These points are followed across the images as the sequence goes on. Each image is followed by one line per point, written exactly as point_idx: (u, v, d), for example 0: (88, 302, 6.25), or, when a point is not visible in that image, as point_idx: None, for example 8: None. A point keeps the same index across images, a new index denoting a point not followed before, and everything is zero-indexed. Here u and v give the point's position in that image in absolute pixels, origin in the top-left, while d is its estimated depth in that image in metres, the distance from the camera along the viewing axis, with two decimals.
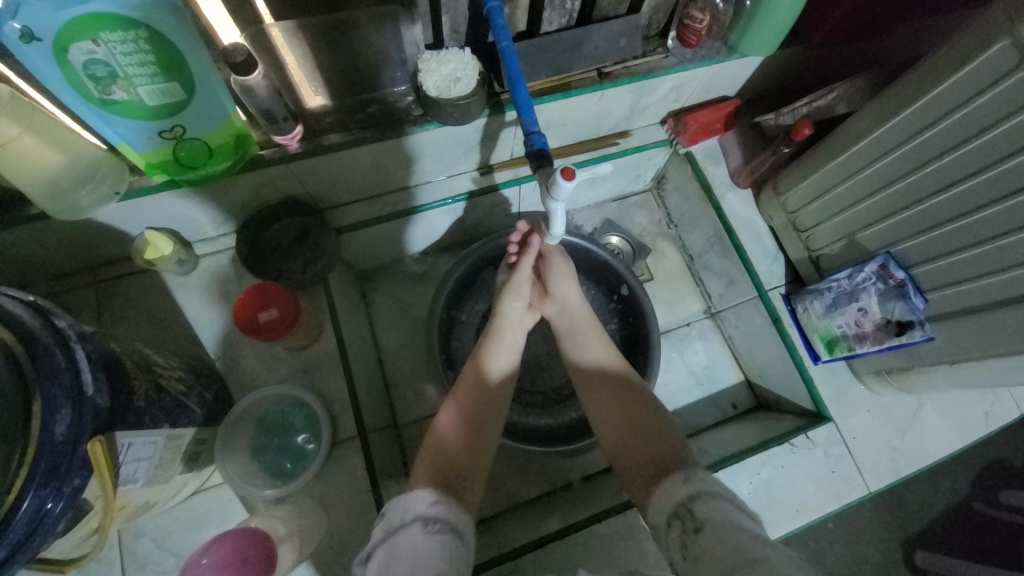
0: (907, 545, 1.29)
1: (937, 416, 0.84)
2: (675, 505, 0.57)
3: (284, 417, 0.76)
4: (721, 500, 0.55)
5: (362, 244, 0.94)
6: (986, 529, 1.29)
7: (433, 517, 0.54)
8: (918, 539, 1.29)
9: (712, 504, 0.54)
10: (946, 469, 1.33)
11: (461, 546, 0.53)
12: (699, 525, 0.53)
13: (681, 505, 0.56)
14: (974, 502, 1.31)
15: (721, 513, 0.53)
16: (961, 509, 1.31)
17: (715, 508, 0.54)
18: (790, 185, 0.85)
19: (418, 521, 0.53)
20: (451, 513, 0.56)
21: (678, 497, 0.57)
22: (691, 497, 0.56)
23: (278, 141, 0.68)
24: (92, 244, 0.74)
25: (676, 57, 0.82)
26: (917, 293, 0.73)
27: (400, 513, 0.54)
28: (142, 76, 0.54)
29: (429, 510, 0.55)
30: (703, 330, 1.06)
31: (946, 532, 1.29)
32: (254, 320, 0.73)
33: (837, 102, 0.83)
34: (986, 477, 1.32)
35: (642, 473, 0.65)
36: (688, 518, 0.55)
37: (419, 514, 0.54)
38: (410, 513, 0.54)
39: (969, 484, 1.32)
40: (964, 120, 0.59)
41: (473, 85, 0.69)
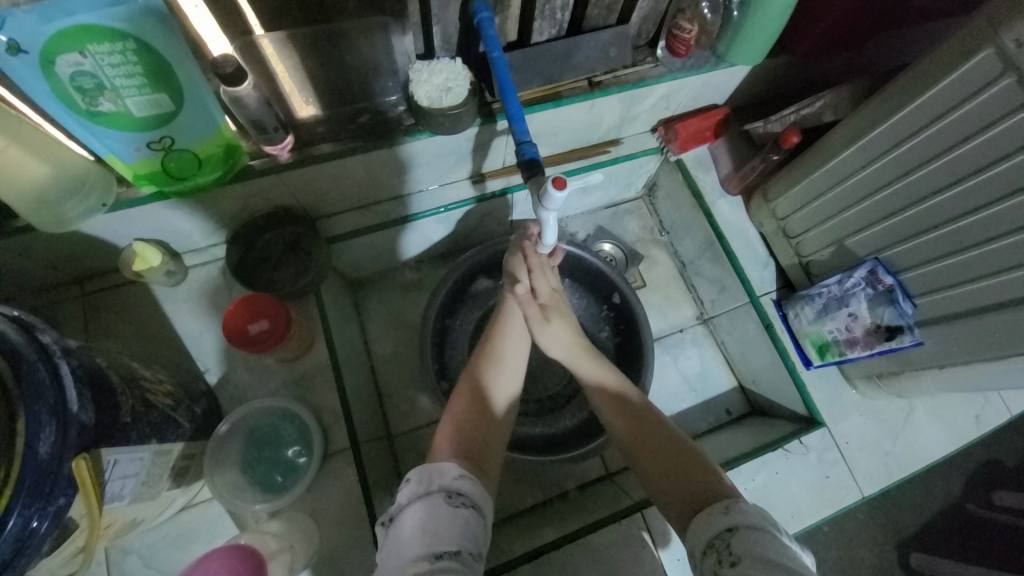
0: (902, 548, 1.29)
1: (929, 419, 0.84)
2: (710, 535, 0.51)
3: (275, 429, 0.75)
4: (762, 532, 0.49)
5: (355, 253, 0.93)
6: (980, 530, 1.30)
7: (458, 492, 0.50)
8: (913, 542, 1.29)
9: (751, 537, 0.49)
10: (939, 471, 1.34)
11: (481, 523, 0.50)
12: (735, 560, 0.47)
13: (718, 537, 0.51)
14: (968, 503, 1.31)
15: (760, 546, 0.47)
16: (955, 511, 1.31)
17: (753, 542, 0.48)
18: (779, 192, 0.86)
19: (443, 492, 0.50)
20: (477, 489, 0.52)
21: (715, 529, 0.52)
22: (729, 530, 0.50)
23: (268, 151, 0.68)
24: (79, 256, 0.73)
25: (666, 67, 0.82)
26: (906, 298, 0.74)
27: (424, 483, 0.51)
28: (130, 87, 0.54)
29: (455, 482, 0.51)
30: (697, 336, 1.06)
31: (941, 534, 1.30)
32: (245, 331, 0.73)
33: (824, 110, 0.84)
34: (978, 478, 1.33)
35: (675, 499, 0.59)
36: (724, 549, 0.49)
37: (445, 485, 0.51)
38: (434, 483, 0.51)
39: (962, 485, 1.33)
40: (948, 128, 0.60)
41: (464, 95, 0.69)
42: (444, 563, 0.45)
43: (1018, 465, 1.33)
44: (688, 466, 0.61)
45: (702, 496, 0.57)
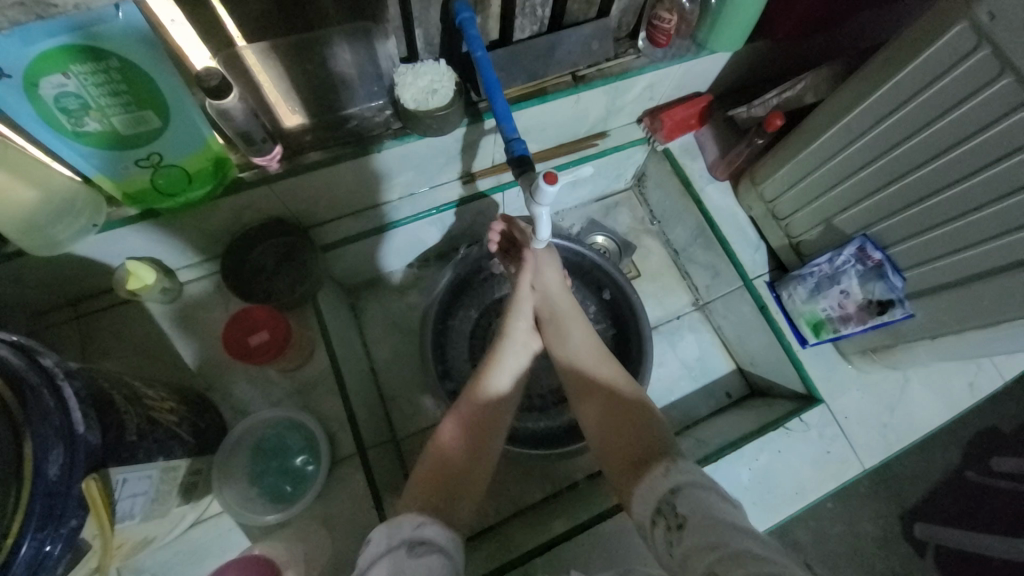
0: (905, 519, 1.32)
1: (923, 389, 0.86)
2: (657, 503, 0.55)
3: (281, 440, 0.75)
4: (702, 491, 0.53)
5: (349, 260, 0.93)
6: (979, 495, 1.32)
7: (420, 542, 0.50)
8: (915, 512, 1.32)
9: (694, 498, 0.52)
10: (938, 440, 1.37)
11: (450, 565, 0.50)
12: (681, 521, 0.51)
13: (664, 502, 0.55)
14: (967, 471, 1.34)
15: (703, 504, 0.51)
16: (956, 479, 1.34)
17: (697, 502, 0.52)
18: (766, 175, 0.88)
19: (404, 546, 0.49)
20: (439, 534, 0.52)
21: (661, 495, 0.56)
22: (673, 491, 0.55)
23: (258, 163, 0.68)
24: (72, 277, 0.72)
25: (648, 57, 0.84)
26: (895, 272, 0.75)
27: (382, 541, 0.50)
28: (114, 106, 0.54)
29: (415, 533, 0.51)
30: (693, 321, 1.07)
31: (943, 503, 1.32)
32: (244, 344, 0.73)
33: (806, 92, 0.86)
34: (976, 445, 1.36)
35: (626, 465, 0.64)
36: (672, 513, 0.53)
37: (405, 539, 0.49)
38: (395, 537, 0.50)
39: (960, 453, 1.36)
40: (926, 104, 0.62)
41: (451, 96, 0.70)
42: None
43: (1015, 430, 1.36)
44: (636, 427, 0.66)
45: (649, 460, 0.61)
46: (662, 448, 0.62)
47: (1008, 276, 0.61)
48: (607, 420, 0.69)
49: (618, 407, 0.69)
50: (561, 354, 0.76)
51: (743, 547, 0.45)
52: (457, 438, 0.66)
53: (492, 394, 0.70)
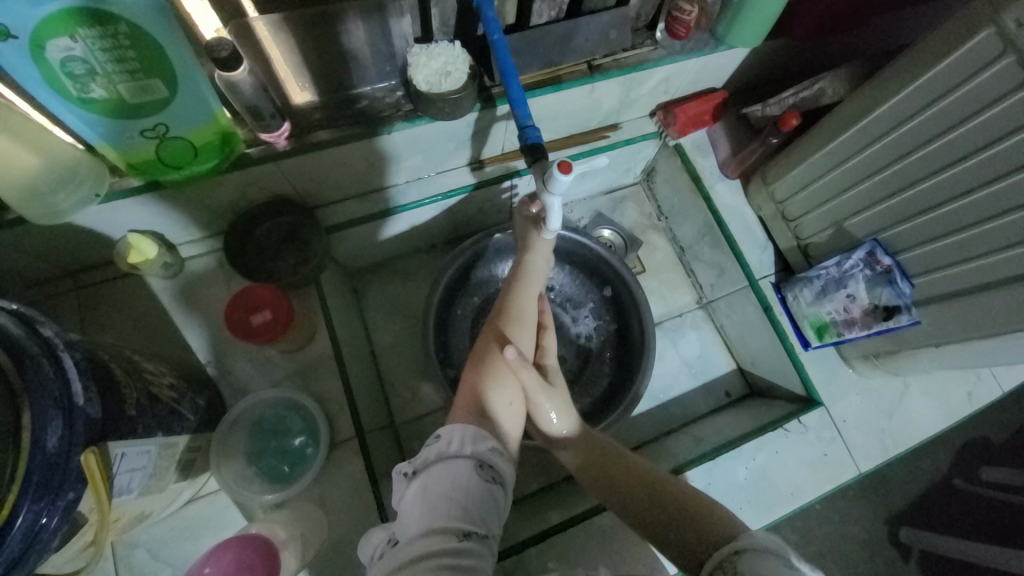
0: (891, 523, 1.33)
1: (922, 396, 0.86)
2: (719, 559, 0.50)
3: (280, 420, 0.75)
4: (767, 556, 0.47)
5: (352, 244, 0.92)
6: (968, 503, 1.33)
7: (487, 462, 0.51)
8: (901, 517, 1.33)
9: (757, 561, 0.47)
10: (928, 448, 1.38)
11: (501, 499, 0.50)
12: None
13: (727, 560, 0.49)
14: (955, 479, 1.36)
15: (763, 570, 0.46)
16: (943, 487, 1.36)
17: (758, 564, 0.47)
18: (778, 175, 0.87)
19: (473, 460, 0.50)
20: (506, 467, 0.52)
21: (723, 555, 0.50)
22: (737, 552, 0.49)
23: (264, 139, 0.67)
24: (73, 248, 0.71)
25: (666, 49, 0.82)
26: (903, 278, 0.75)
27: (460, 443, 0.51)
28: (121, 73, 0.52)
29: (486, 453, 0.51)
30: (696, 319, 1.07)
31: (929, 509, 1.34)
32: (247, 323, 0.72)
33: (824, 92, 0.83)
34: (964, 454, 1.37)
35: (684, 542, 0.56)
36: (732, 573, 0.48)
37: (475, 453, 0.51)
38: (466, 447, 0.51)
39: (949, 461, 1.37)
40: (945, 110, 0.61)
41: (464, 80, 0.69)
42: (469, 544, 0.45)
43: (1004, 441, 1.38)
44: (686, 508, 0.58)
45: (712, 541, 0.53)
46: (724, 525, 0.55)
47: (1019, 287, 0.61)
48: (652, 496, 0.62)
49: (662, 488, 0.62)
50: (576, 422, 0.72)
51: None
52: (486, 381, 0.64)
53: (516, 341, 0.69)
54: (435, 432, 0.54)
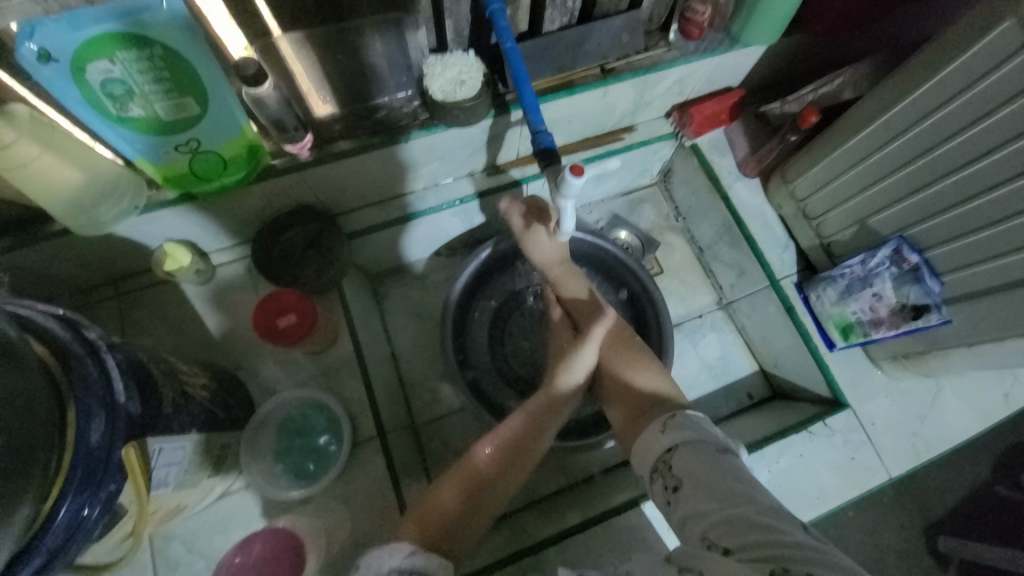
0: (930, 533, 1.27)
1: (956, 397, 0.83)
2: (655, 459, 0.54)
3: (305, 419, 0.77)
4: (696, 448, 0.52)
5: (372, 249, 0.95)
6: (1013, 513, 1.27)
7: (409, 570, 0.47)
8: (940, 526, 1.28)
9: (690, 457, 0.51)
10: (967, 453, 1.32)
11: None
12: (677, 482, 0.51)
13: (660, 461, 0.54)
14: (998, 487, 1.29)
15: (696, 466, 0.50)
16: (985, 495, 1.29)
17: (691, 463, 0.51)
18: (798, 173, 0.86)
19: (395, 574, 0.46)
20: (433, 562, 0.49)
21: (658, 452, 0.54)
22: (669, 450, 0.53)
23: (289, 151, 0.70)
24: (115, 256, 0.76)
25: (679, 50, 0.82)
26: (932, 276, 0.72)
27: (372, 566, 0.47)
28: (156, 92, 0.56)
29: (406, 561, 0.48)
30: (716, 321, 1.05)
31: (971, 518, 1.27)
32: (273, 326, 0.75)
33: (843, 88, 0.83)
34: (1008, 460, 1.30)
35: (630, 416, 0.64)
36: (667, 472, 0.52)
37: (395, 566, 0.47)
38: (384, 566, 0.47)
39: (991, 468, 1.30)
40: (969, 103, 0.59)
41: (478, 87, 0.71)
42: None
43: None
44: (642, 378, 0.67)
45: (655, 411, 0.61)
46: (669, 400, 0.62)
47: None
48: (609, 366, 0.70)
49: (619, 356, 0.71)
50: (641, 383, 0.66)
51: (743, 513, 0.46)
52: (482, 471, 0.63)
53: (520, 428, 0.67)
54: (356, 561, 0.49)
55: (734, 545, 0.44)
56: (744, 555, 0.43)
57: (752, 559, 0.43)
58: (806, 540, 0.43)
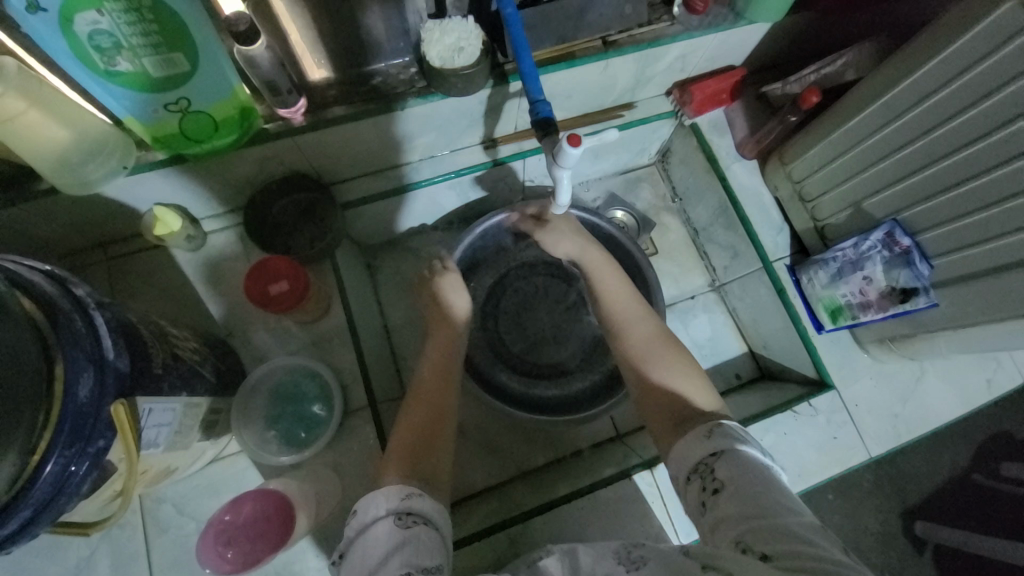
0: (906, 516, 1.31)
1: (939, 381, 0.85)
2: (695, 461, 0.55)
3: (297, 387, 0.77)
4: (743, 455, 0.53)
5: (366, 220, 0.94)
6: (985, 499, 1.32)
7: (407, 511, 0.52)
8: (916, 511, 1.32)
9: (734, 462, 0.52)
10: (947, 440, 1.35)
11: (435, 540, 0.52)
12: (718, 486, 0.52)
13: (702, 463, 0.55)
14: (975, 474, 1.33)
15: (741, 473, 0.51)
16: (962, 482, 1.33)
17: (735, 470, 0.52)
18: (795, 155, 0.85)
19: (391, 516, 0.52)
20: (428, 506, 0.54)
21: (699, 455, 0.55)
22: (714, 454, 0.54)
23: (282, 115, 0.69)
24: (103, 219, 0.74)
25: (682, 25, 0.81)
26: (922, 259, 0.73)
27: (372, 509, 0.53)
28: (146, 47, 0.54)
29: (402, 504, 0.53)
30: (708, 302, 1.06)
31: (946, 503, 1.32)
32: (265, 292, 0.74)
33: (846, 69, 0.82)
34: (986, 448, 1.34)
35: (664, 419, 0.63)
36: (708, 475, 0.54)
37: (391, 509, 0.52)
38: (381, 508, 0.53)
39: (969, 455, 1.34)
40: (969, 85, 0.59)
41: (476, 56, 0.70)
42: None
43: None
44: (675, 378, 0.66)
45: (690, 418, 0.61)
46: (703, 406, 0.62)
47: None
48: (641, 362, 0.69)
49: (652, 352, 0.69)
50: (656, 369, 0.67)
51: (783, 524, 0.47)
52: (418, 415, 0.69)
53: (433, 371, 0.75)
54: (354, 507, 0.54)
55: (771, 551, 0.45)
56: (781, 562, 0.44)
57: (788, 566, 0.44)
58: (847, 562, 0.43)
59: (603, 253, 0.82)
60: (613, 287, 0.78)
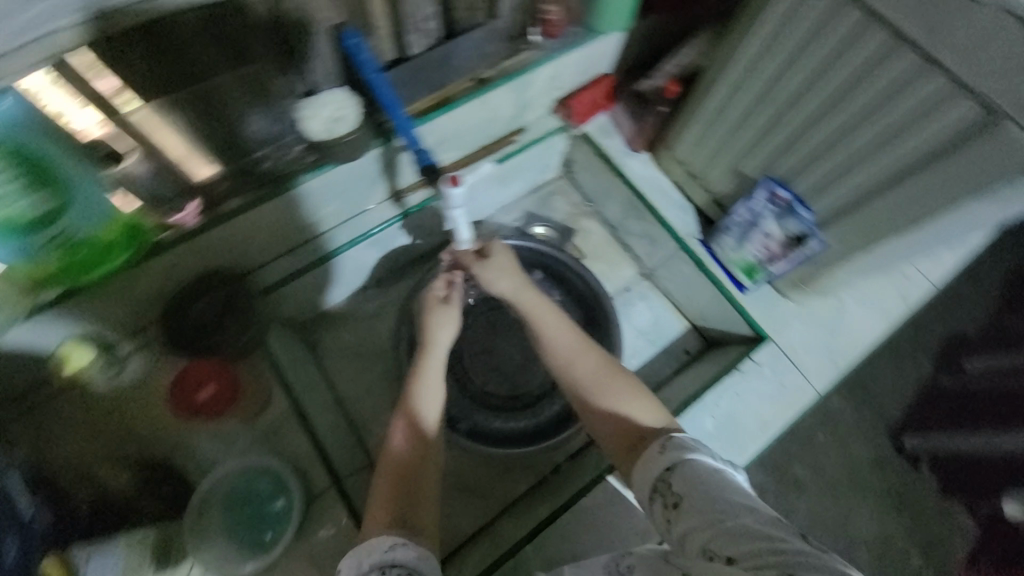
0: (895, 434, 1.33)
1: (859, 306, 0.92)
2: (654, 479, 0.53)
3: (250, 488, 0.75)
4: (698, 464, 0.51)
5: (291, 301, 0.92)
6: (958, 398, 1.37)
7: (391, 564, 0.50)
8: (902, 427, 1.34)
9: (689, 474, 0.51)
10: (910, 353, 1.40)
11: None
12: (677, 500, 0.50)
13: (660, 479, 0.53)
14: (942, 377, 1.38)
15: (697, 480, 0.50)
16: (933, 388, 1.37)
17: (691, 478, 0.50)
18: (678, 139, 0.93)
19: (375, 571, 0.50)
20: (414, 555, 0.52)
21: (657, 473, 0.53)
22: (669, 468, 0.52)
23: (174, 221, 0.70)
24: (10, 372, 0.70)
25: (544, 49, 0.87)
26: (802, 205, 0.79)
27: (357, 563, 0.50)
28: (11, 194, 0.57)
29: (388, 556, 0.51)
30: (643, 290, 1.11)
31: (927, 411, 1.35)
32: (193, 400, 0.76)
33: (695, 57, 0.91)
34: (945, 350, 1.40)
35: (621, 444, 0.61)
36: (667, 491, 0.51)
37: (375, 563, 0.50)
38: (365, 563, 0.51)
39: (932, 361, 1.39)
40: (789, 47, 0.67)
41: (356, 121, 0.74)
42: None
43: (978, 331, 1.42)
44: (625, 403, 0.63)
45: (644, 440, 0.59)
46: (653, 424, 0.60)
47: (924, 175, 0.63)
48: (589, 397, 0.65)
49: (600, 382, 0.66)
50: (603, 397, 0.64)
51: (743, 524, 0.46)
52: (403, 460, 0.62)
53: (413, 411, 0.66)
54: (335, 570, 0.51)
55: (736, 553, 0.44)
56: (747, 562, 0.43)
57: (754, 566, 0.43)
58: (809, 549, 0.43)
59: (536, 293, 0.74)
60: (549, 320, 0.71)
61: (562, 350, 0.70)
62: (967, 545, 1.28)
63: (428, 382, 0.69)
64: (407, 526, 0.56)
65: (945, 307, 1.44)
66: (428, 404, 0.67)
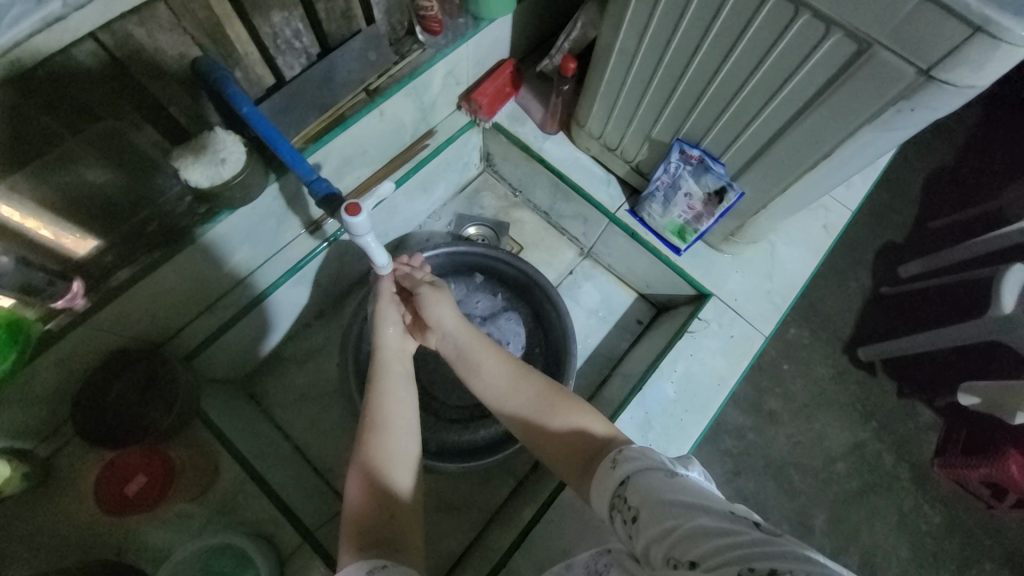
0: (849, 349, 1.40)
1: (788, 246, 0.94)
2: (612, 495, 0.49)
3: (210, 569, 0.69)
4: (651, 471, 0.47)
5: (225, 357, 0.89)
6: (903, 301, 1.43)
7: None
8: (855, 341, 1.41)
9: (645, 483, 0.46)
10: (849, 270, 1.47)
11: None
12: (635, 512, 0.45)
13: (617, 494, 0.49)
14: (882, 287, 1.44)
15: (653, 488, 0.45)
16: (876, 298, 1.44)
17: (648, 487, 0.46)
18: (586, 115, 0.92)
19: None
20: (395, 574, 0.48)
21: (613, 487, 0.50)
22: (623, 482, 0.49)
23: (59, 306, 0.62)
24: None
25: (433, 47, 0.82)
26: (715, 161, 0.79)
27: None
28: None
29: None
30: (586, 270, 1.11)
31: (875, 321, 1.42)
32: (122, 496, 0.70)
33: (587, 29, 0.89)
34: (880, 262, 1.47)
35: (575, 466, 0.58)
36: (624, 504, 0.47)
37: None
38: None
39: (870, 274, 1.46)
40: (666, 8, 0.66)
41: (243, 160, 0.65)
42: None
43: (907, 238, 1.48)
44: (571, 419, 0.60)
45: (596, 456, 0.56)
46: (603, 437, 0.57)
47: (813, 114, 0.63)
48: (535, 423, 0.62)
49: (544, 406, 0.62)
50: (549, 419, 0.61)
51: (701, 524, 0.40)
52: (368, 486, 0.57)
53: (381, 425, 0.61)
54: None
55: (698, 554, 0.38)
56: (708, 563, 0.37)
57: (717, 566, 0.37)
58: (773, 536, 0.37)
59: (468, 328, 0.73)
60: (480, 351, 0.70)
61: (503, 374, 0.67)
62: (932, 438, 1.34)
63: (389, 396, 0.64)
64: (385, 552, 0.52)
65: (873, 221, 1.51)
66: (391, 430, 0.61)
